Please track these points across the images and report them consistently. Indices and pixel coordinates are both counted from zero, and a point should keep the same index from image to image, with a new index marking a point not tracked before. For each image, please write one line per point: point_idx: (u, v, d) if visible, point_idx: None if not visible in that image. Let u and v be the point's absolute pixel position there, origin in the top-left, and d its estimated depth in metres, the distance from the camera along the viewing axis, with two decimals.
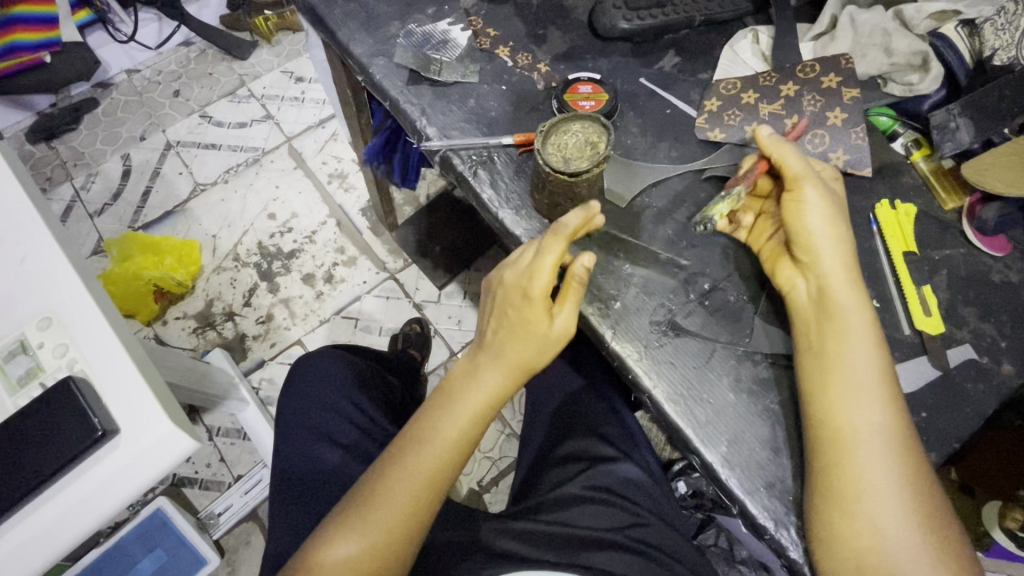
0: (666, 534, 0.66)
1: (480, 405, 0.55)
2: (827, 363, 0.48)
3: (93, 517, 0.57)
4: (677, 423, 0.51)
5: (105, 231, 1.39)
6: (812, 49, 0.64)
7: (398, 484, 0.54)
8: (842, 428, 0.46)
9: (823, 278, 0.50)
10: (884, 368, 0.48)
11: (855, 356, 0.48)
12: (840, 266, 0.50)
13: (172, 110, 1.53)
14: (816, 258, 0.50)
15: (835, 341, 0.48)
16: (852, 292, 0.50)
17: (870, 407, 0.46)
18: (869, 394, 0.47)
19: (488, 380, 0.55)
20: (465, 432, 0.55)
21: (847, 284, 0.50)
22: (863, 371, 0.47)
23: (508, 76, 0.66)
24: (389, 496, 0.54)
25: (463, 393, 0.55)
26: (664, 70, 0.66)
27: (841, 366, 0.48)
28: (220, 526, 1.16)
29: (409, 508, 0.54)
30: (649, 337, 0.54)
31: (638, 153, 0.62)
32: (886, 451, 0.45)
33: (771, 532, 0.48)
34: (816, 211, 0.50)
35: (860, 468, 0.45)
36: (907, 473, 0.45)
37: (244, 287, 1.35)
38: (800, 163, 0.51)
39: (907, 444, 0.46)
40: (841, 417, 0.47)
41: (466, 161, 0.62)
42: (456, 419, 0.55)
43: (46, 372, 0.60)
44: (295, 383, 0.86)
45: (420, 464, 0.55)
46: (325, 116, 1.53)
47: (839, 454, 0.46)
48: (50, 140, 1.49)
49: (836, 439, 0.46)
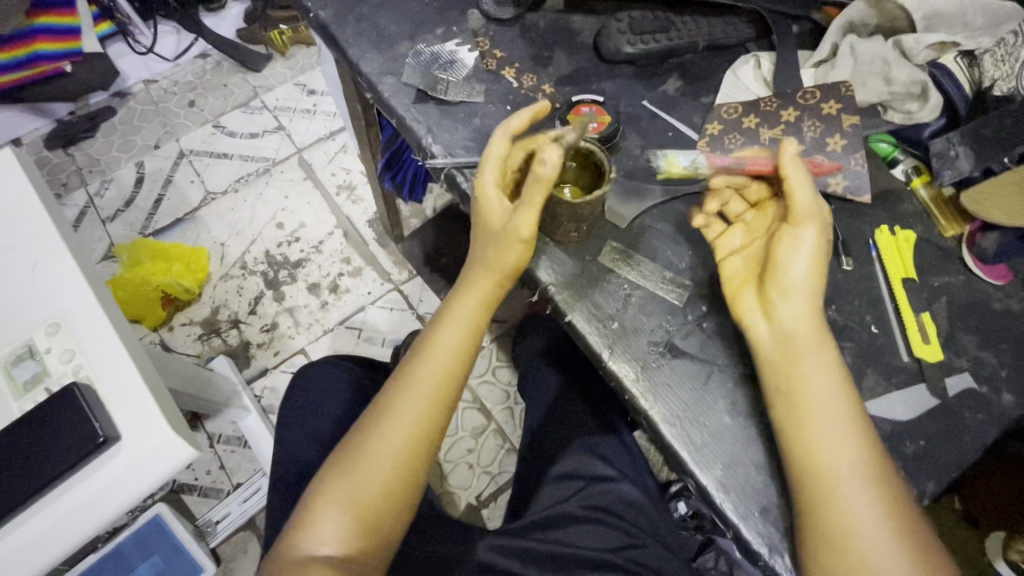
0: (662, 556, 0.65)
1: (445, 365, 0.58)
2: (796, 400, 0.48)
3: (91, 523, 0.58)
4: (672, 444, 0.51)
5: (117, 237, 1.42)
6: (813, 76, 0.65)
7: (371, 444, 0.56)
8: (819, 466, 0.46)
9: (791, 327, 0.50)
10: (851, 398, 0.48)
11: (822, 391, 0.48)
12: (807, 310, 0.50)
13: (187, 120, 1.57)
14: (787, 306, 0.50)
15: (800, 379, 0.49)
16: (814, 337, 0.49)
17: (843, 440, 0.47)
18: (841, 429, 0.47)
19: (456, 332, 0.59)
20: (434, 395, 0.57)
21: (811, 327, 0.50)
22: (833, 405, 0.48)
23: (514, 97, 0.67)
24: (369, 466, 0.55)
25: (428, 358, 0.58)
26: (666, 93, 0.67)
27: (811, 404, 0.48)
28: (218, 534, 1.17)
29: (391, 477, 0.55)
30: (646, 358, 0.54)
31: (639, 175, 0.63)
32: (868, 485, 0.45)
33: (766, 558, 0.48)
34: (805, 253, 0.50)
35: (844, 506, 0.45)
36: (889, 504, 0.45)
37: (250, 295, 1.37)
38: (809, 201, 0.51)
39: (884, 474, 0.46)
40: (818, 452, 0.47)
41: (470, 179, 0.64)
42: (424, 384, 0.57)
43: (52, 377, 0.61)
44: (296, 392, 0.87)
45: (395, 431, 0.56)
46: (336, 128, 1.56)
47: (822, 493, 0.46)
48: (67, 147, 1.52)
49: (816, 476, 0.46)
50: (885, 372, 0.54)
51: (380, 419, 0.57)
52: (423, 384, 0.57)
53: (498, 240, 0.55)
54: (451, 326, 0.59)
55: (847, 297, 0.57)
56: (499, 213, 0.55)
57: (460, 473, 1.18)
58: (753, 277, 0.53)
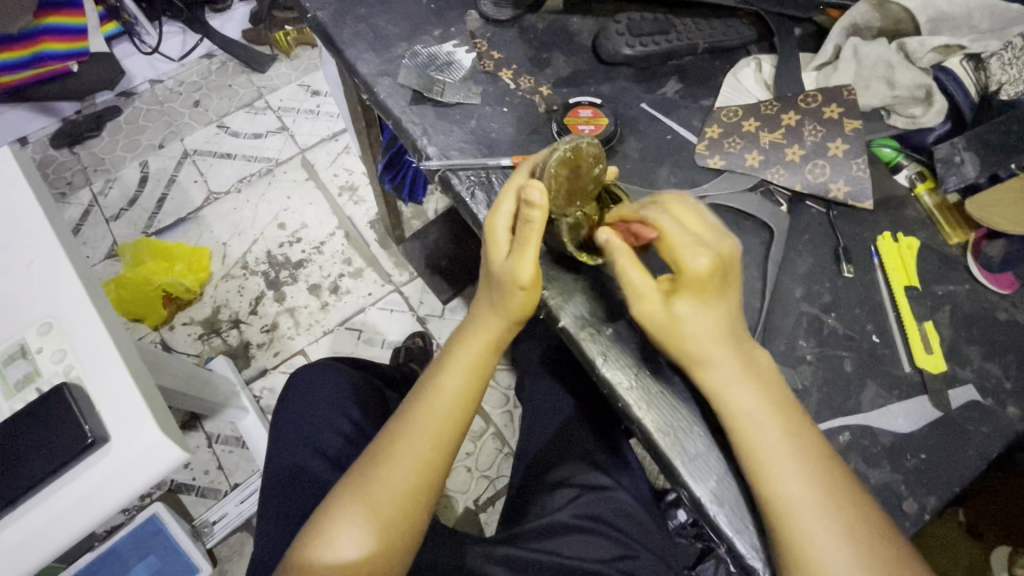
0: (657, 567, 0.64)
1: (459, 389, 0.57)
2: (746, 449, 0.46)
3: (79, 526, 0.57)
4: (666, 454, 0.50)
5: (120, 236, 1.42)
6: (815, 79, 0.63)
7: (386, 465, 0.55)
8: (781, 511, 0.44)
9: (720, 380, 0.47)
10: (797, 434, 0.46)
11: (767, 434, 0.46)
12: (735, 360, 0.47)
13: (191, 120, 1.57)
14: (711, 365, 0.47)
15: (742, 426, 0.47)
16: (747, 381, 0.47)
17: (818, 522, 0.43)
18: (793, 474, 0.45)
19: (471, 355, 0.58)
20: (451, 416, 0.57)
21: (742, 374, 0.47)
22: (797, 487, 0.44)
23: (511, 99, 0.67)
24: (386, 487, 0.54)
25: (443, 379, 0.58)
26: (666, 96, 0.66)
27: (760, 451, 0.46)
28: (214, 535, 1.15)
29: (406, 499, 0.55)
30: (641, 365, 0.53)
31: (637, 178, 0.62)
32: (834, 525, 0.43)
33: (761, 572, 0.47)
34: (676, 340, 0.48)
35: (812, 555, 0.43)
36: (859, 542, 0.43)
37: (250, 296, 1.37)
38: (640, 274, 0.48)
39: (871, 545, 0.43)
40: (797, 539, 0.43)
41: (465, 182, 0.63)
42: (439, 405, 0.57)
43: (43, 377, 0.61)
44: (291, 394, 0.86)
45: (414, 452, 0.55)
46: (338, 129, 1.56)
47: (792, 540, 0.44)
48: (73, 146, 1.53)
49: (780, 522, 0.44)
50: (887, 383, 0.52)
51: (395, 442, 0.56)
52: (439, 407, 0.56)
53: (501, 282, 0.53)
54: (467, 349, 0.58)
55: (848, 305, 0.55)
56: (502, 255, 0.53)
57: (457, 477, 1.17)
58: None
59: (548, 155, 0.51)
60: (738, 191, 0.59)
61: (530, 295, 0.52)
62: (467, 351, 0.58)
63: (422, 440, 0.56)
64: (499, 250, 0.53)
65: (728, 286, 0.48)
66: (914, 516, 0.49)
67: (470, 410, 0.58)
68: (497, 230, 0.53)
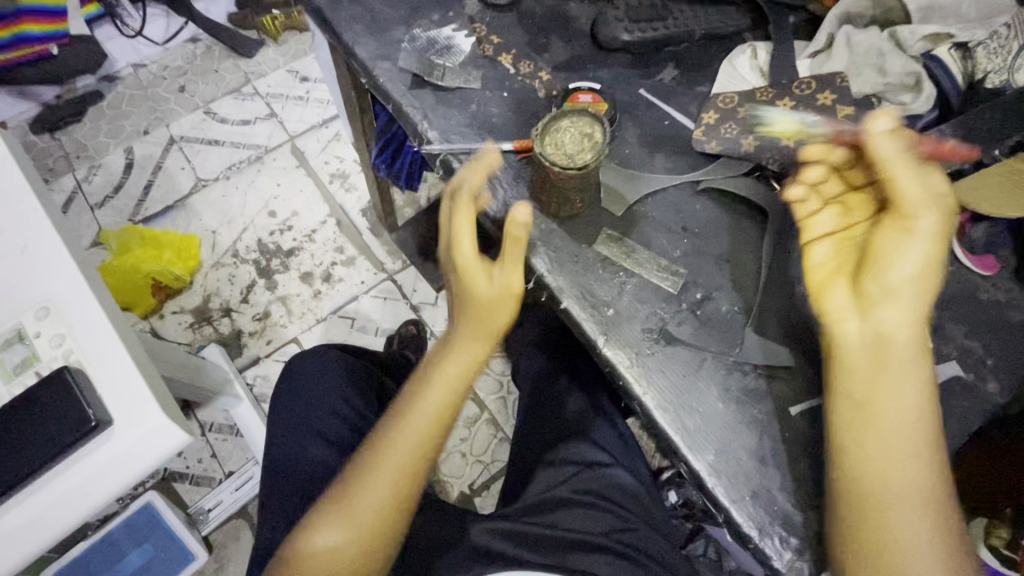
0: (653, 540, 0.66)
1: (451, 384, 0.57)
2: (869, 405, 0.48)
3: (81, 511, 0.57)
4: (665, 430, 0.52)
5: (106, 224, 1.40)
6: (809, 66, 0.65)
7: (381, 461, 0.56)
8: (874, 477, 0.46)
9: (906, 332, 0.48)
10: (925, 414, 0.47)
11: (896, 400, 0.47)
12: (911, 318, 0.48)
13: (176, 105, 1.54)
14: (878, 298, 0.48)
15: (875, 378, 0.48)
16: (912, 341, 0.48)
17: (916, 515, 0.45)
18: (907, 445, 0.47)
19: (460, 353, 0.57)
20: (443, 411, 0.57)
21: (915, 334, 0.48)
22: (907, 477, 0.46)
23: (510, 84, 0.67)
24: (368, 482, 0.55)
25: (436, 374, 0.57)
26: (662, 82, 0.67)
27: (886, 416, 0.47)
28: (210, 522, 1.16)
29: (390, 494, 0.56)
30: (641, 344, 0.55)
31: (635, 163, 0.63)
32: (920, 495, 0.46)
33: (756, 541, 0.49)
34: (895, 254, 0.48)
35: (889, 515, 0.45)
36: (941, 529, 0.45)
37: (242, 284, 1.36)
38: (921, 188, 0.48)
39: (951, 538, 0.46)
40: (892, 530, 0.45)
41: (466, 166, 0.63)
42: (430, 399, 0.57)
43: (42, 361, 0.61)
44: (289, 379, 0.86)
45: (403, 447, 0.56)
46: (328, 116, 1.54)
47: (871, 500, 0.46)
48: (53, 131, 1.50)
49: (871, 486, 0.46)
50: None
51: (388, 439, 0.56)
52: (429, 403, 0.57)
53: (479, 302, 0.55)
54: (461, 345, 0.57)
55: None
56: (480, 283, 0.55)
57: (452, 463, 1.19)
58: (848, 236, 0.52)
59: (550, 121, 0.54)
60: (732, 176, 0.61)
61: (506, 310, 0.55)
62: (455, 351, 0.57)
63: (408, 436, 0.56)
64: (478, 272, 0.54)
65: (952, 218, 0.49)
66: None
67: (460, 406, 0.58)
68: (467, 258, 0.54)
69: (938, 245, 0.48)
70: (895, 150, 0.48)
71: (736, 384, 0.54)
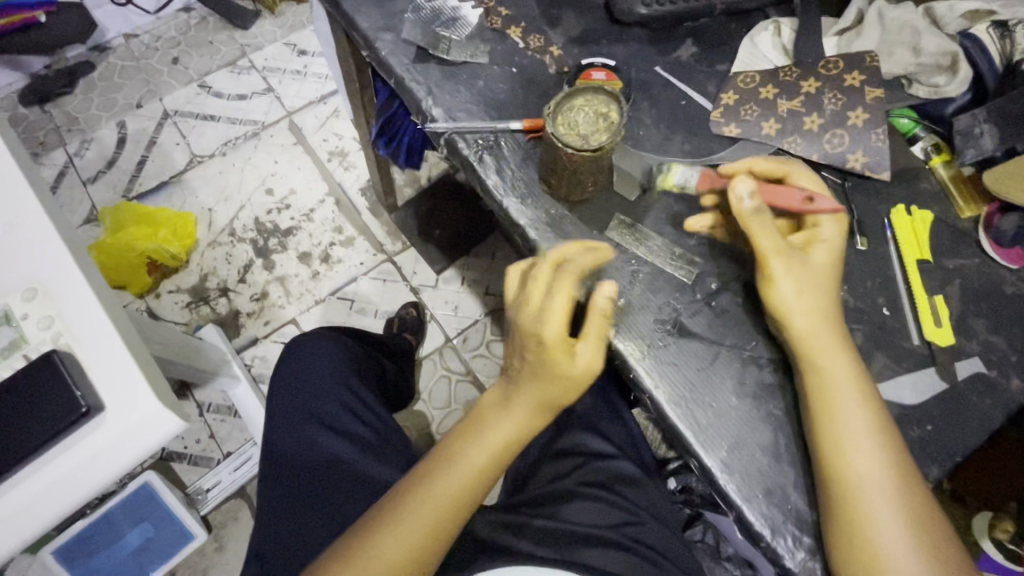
0: (659, 532, 0.64)
1: (504, 439, 0.53)
2: (822, 416, 0.47)
3: (72, 499, 0.55)
4: (677, 425, 0.50)
5: (99, 200, 1.37)
6: (836, 45, 0.61)
7: (412, 515, 0.51)
8: (847, 487, 0.45)
9: (827, 351, 0.48)
10: (878, 418, 0.47)
11: (848, 406, 0.47)
12: (834, 331, 0.49)
13: (170, 78, 1.49)
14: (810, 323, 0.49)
15: (825, 391, 0.47)
16: (841, 352, 0.48)
17: (894, 524, 0.44)
18: (868, 449, 0.45)
19: (515, 417, 0.53)
20: (489, 464, 0.53)
21: (840, 350, 0.48)
22: (876, 483, 0.45)
23: (519, 59, 0.64)
24: (398, 530, 0.50)
25: (490, 422, 0.53)
26: (680, 59, 0.64)
27: (841, 424, 0.46)
28: (209, 502, 1.16)
29: (418, 545, 0.50)
30: (653, 336, 0.53)
31: (650, 145, 0.60)
32: (899, 498, 0.44)
33: (768, 540, 0.47)
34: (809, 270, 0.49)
35: (870, 525, 0.44)
36: (918, 535, 0.44)
37: (239, 264, 1.33)
38: (773, 241, 0.49)
39: (934, 544, 0.44)
40: (870, 539, 0.44)
41: (472, 145, 0.60)
42: (479, 448, 0.53)
43: (31, 344, 0.58)
44: (286, 364, 0.84)
45: (441, 491, 0.52)
46: (327, 91, 1.49)
47: (850, 510, 0.44)
48: (43, 103, 1.45)
49: (847, 496, 0.45)
50: (895, 355, 0.53)
51: (421, 493, 0.51)
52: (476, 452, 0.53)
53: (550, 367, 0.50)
54: (519, 399, 0.52)
55: (859, 278, 0.55)
56: (566, 363, 0.49)
57: None
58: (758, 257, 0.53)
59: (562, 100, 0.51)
60: (751, 160, 0.58)
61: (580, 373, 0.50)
62: (508, 414, 0.53)
63: (450, 483, 0.52)
64: (552, 351, 0.49)
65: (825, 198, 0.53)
66: None
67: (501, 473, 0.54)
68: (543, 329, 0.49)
69: (807, 286, 0.49)
70: (753, 209, 0.49)
71: (751, 379, 0.52)
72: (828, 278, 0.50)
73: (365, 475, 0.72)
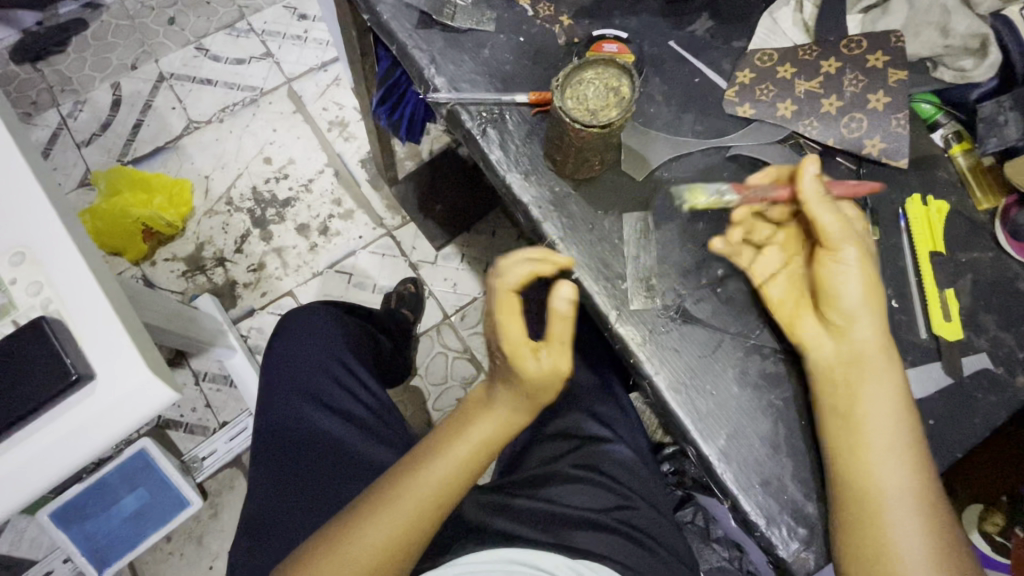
0: (652, 518, 0.64)
1: (488, 434, 0.53)
2: (845, 419, 0.47)
3: (62, 467, 0.55)
4: (676, 413, 0.49)
5: (93, 164, 1.34)
6: (860, 23, 0.59)
7: (393, 508, 0.51)
8: (864, 489, 0.45)
9: (879, 343, 0.48)
10: (902, 426, 0.46)
11: (873, 411, 0.46)
12: (875, 334, 0.48)
13: (165, 39, 1.44)
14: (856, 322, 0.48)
15: (852, 394, 0.47)
16: (879, 351, 0.48)
17: (907, 526, 0.44)
18: (890, 455, 0.45)
19: (495, 419, 0.53)
20: (473, 458, 0.53)
21: (875, 360, 0.47)
22: (893, 483, 0.45)
23: (527, 28, 0.61)
24: (382, 519, 0.50)
25: (474, 419, 0.54)
26: (695, 34, 0.61)
27: (864, 428, 0.46)
28: (204, 470, 1.17)
29: (400, 535, 0.50)
30: (655, 322, 0.51)
31: (660, 124, 0.58)
32: (913, 501, 0.44)
33: (762, 529, 0.47)
34: (854, 275, 0.48)
35: (888, 530, 0.44)
36: (932, 537, 0.44)
37: (236, 233, 1.31)
38: (839, 223, 0.47)
39: (946, 545, 0.44)
40: (883, 539, 0.44)
41: (475, 118, 0.58)
42: (464, 442, 0.53)
43: (19, 310, 0.57)
44: (280, 338, 0.83)
45: (426, 484, 0.51)
46: (327, 58, 1.44)
47: (863, 511, 0.44)
48: (35, 61, 1.40)
49: (862, 497, 0.45)
50: (901, 348, 0.52)
51: (404, 487, 0.51)
52: (462, 446, 0.53)
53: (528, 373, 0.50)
54: (503, 398, 0.53)
55: None
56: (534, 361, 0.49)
57: None
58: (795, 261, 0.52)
59: (571, 73, 0.48)
60: (764, 143, 0.56)
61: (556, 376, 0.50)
62: (488, 416, 0.53)
63: (435, 477, 0.52)
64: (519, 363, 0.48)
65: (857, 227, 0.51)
66: None
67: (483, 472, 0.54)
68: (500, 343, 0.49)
69: (867, 275, 0.48)
70: (816, 193, 0.48)
71: (754, 368, 0.51)
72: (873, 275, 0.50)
73: (359, 451, 0.72)
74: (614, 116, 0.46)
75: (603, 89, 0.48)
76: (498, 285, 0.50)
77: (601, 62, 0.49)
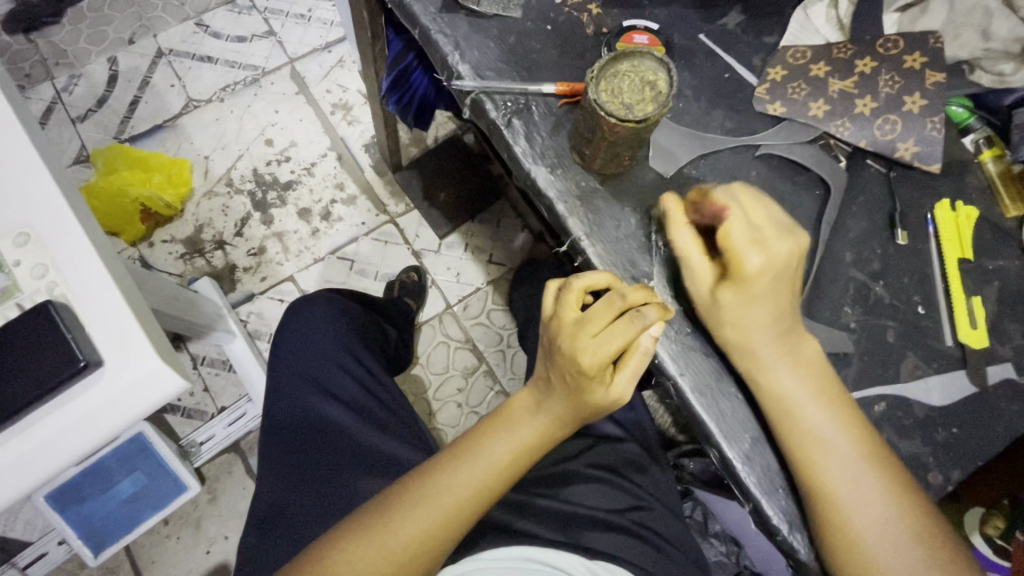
0: (666, 519, 0.65)
1: (529, 437, 0.53)
2: (783, 423, 0.47)
3: (65, 456, 0.53)
4: (699, 415, 0.49)
5: (89, 140, 1.30)
6: (897, 22, 0.58)
7: (433, 500, 0.51)
8: (822, 486, 0.45)
9: (756, 368, 0.48)
10: (839, 412, 0.47)
11: (805, 407, 0.47)
12: (776, 347, 0.48)
13: (164, 14, 1.39)
14: (753, 353, 0.48)
15: (778, 399, 0.47)
16: (790, 363, 0.48)
17: (870, 507, 0.45)
18: (843, 451, 0.46)
19: (539, 422, 0.53)
20: (514, 459, 0.53)
21: (787, 365, 0.48)
22: (847, 473, 0.46)
23: (555, 16, 0.59)
24: (418, 512, 0.50)
25: (517, 421, 0.54)
26: (726, 28, 0.59)
27: (798, 424, 0.47)
28: (203, 453, 1.15)
29: (435, 529, 0.50)
30: (681, 322, 0.51)
31: (690, 120, 0.56)
32: (872, 487, 0.45)
33: (785, 534, 0.47)
34: (718, 321, 0.48)
35: (850, 522, 0.45)
36: (899, 518, 0.45)
37: (236, 217, 1.28)
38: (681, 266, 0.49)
39: (914, 520, 0.45)
40: (852, 530, 0.45)
41: (500, 109, 0.56)
42: (506, 442, 0.53)
43: (24, 292, 0.55)
44: (287, 329, 0.81)
45: (465, 480, 0.51)
46: (333, 38, 1.41)
47: (829, 507, 0.45)
48: (29, 32, 1.35)
49: (823, 498, 0.45)
50: (927, 356, 0.52)
51: (444, 481, 0.51)
52: (502, 446, 0.53)
53: (583, 383, 0.49)
54: (552, 405, 0.52)
55: (897, 274, 0.53)
56: (596, 374, 0.47)
57: (448, 412, 1.22)
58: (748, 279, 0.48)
59: (604, 65, 0.46)
60: (795, 142, 0.55)
61: (612, 392, 0.49)
62: (531, 418, 0.54)
63: (475, 475, 0.52)
64: (594, 378, 0.48)
65: (734, 288, 0.47)
66: (937, 487, 0.49)
67: (519, 475, 0.54)
68: (585, 356, 0.47)
69: (708, 317, 0.49)
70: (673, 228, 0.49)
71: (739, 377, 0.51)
72: (765, 315, 0.47)
73: (367, 445, 0.71)
74: (647, 111, 0.45)
75: (632, 83, 0.46)
76: (569, 285, 0.50)
77: (636, 54, 0.47)
